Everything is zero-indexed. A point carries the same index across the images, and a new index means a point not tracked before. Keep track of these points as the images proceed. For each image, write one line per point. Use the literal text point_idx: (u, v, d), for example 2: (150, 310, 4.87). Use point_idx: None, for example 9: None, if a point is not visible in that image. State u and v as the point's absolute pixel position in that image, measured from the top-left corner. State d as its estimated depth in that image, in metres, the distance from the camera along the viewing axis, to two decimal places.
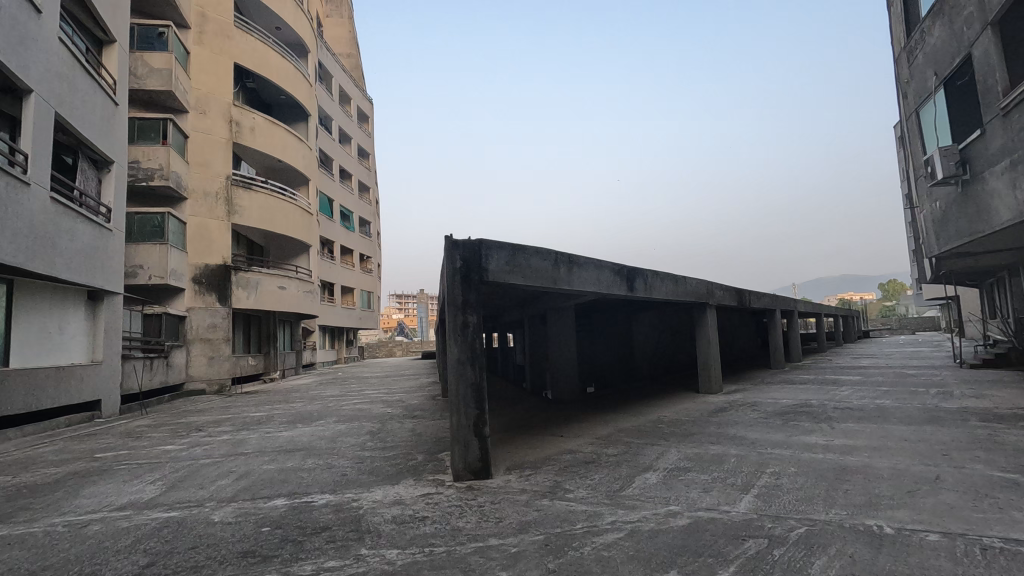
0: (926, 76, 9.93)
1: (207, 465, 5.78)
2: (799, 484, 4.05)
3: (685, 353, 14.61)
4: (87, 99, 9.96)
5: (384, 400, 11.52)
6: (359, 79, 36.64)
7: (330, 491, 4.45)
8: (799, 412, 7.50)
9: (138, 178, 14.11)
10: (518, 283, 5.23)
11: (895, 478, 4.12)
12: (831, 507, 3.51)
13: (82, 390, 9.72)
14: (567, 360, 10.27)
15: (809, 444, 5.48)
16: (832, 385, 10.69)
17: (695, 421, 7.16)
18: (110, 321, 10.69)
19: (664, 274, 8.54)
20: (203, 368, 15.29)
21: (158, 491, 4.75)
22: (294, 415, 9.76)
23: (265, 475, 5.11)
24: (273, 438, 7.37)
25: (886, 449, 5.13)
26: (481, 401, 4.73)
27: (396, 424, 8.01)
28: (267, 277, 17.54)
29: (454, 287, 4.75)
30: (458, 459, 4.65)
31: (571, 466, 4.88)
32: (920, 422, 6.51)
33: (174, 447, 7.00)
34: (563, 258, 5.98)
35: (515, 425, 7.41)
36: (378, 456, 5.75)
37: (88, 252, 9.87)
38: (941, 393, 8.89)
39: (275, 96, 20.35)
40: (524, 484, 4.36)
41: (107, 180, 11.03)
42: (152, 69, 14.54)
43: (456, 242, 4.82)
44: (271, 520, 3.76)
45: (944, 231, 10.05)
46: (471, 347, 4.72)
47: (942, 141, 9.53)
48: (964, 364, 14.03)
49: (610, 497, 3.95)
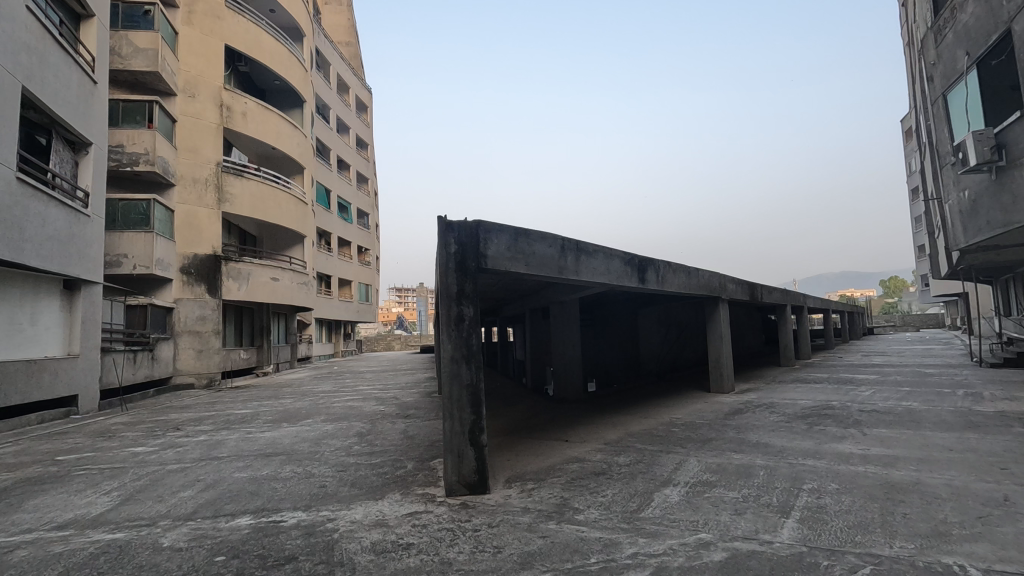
0: (957, 56, 9.29)
1: (173, 472, 5.20)
2: (849, 507, 3.47)
3: (692, 351, 14.03)
4: (61, 74, 9.34)
5: (377, 397, 10.93)
6: (358, 69, 36.03)
7: (303, 507, 3.87)
8: (823, 416, 6.94)
9: (122, 163, 13.49)
10: (521, 271, 4.65)
11: (956, 499, 3.55)
12: (893, 539, 2.94)
13: (56, 386, 9.15)
14: (569, 357, 9.66)
15: (843, 454, 4.92)
16: (849, 385, 10.05)
17: (711, 425, 6.59)
18: (88, 312, 10.13)
19: (676, 265, 7.95)
20: (191, 361, 14.73)
21: (110, 504, 4.18)
22: (280, 413, 9.17)
23: (234, 486, 4.54)
24: (254, 440, 6.79)
25: (932, 460, 4.57)
26: (478, 405, 4.16)
27: (388, 424, 7.46)
28: (259, 268, 16.93)
29: (447, 276, 4.17)
30: (451, 471, 4.06)
31: (579, 479, 4.31)
32: (958, 428, 5.96)
33: (145, 450, 6.41)
34: (570, 245, 5.42)
35: (516, 427, 6.86)
36: (363, 463, 5.18)
37: (61, 238, 9.26)
38: (971, 395, 8.28)
39: (269, 81, 19.69)
40: (527, 502, 3.79)
41: (85, 163, 10.42)
42: (137, 50, 13.88)
43: (450, 224, 4.21)
44: (229, 546, 3.19)
45: (973, 222, 9.45)
46: (467, 343, 4.15)
47: (973, 125, 8.94)
48: (982, 363, 13.45)
49: (626, 520, 3.37)
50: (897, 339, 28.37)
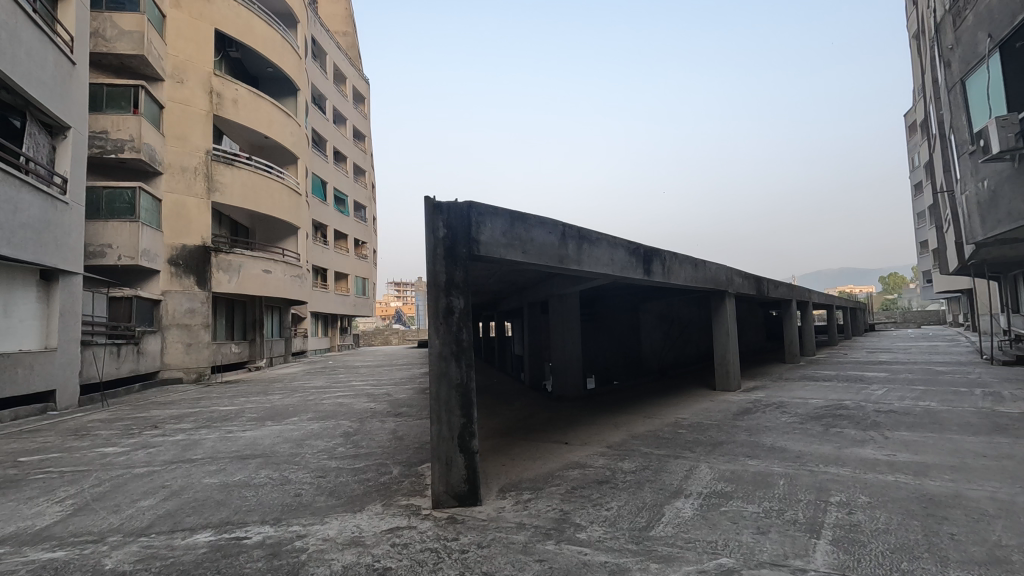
0: (978, 39, 8.84)
1: (139, 476, 4.79)
2: (887, 526, 3.06)
3: (694, 347, 13.57)
4: (34, 53, 8.85)
5: (369, 394, 10.52)
6: (355, 59, 35.41)
7: (272, 521, 3.45)
8: (837, 416, 6.56)
9: (106, 150, 13.01)
10: (517, 260, 4.23)
11: (1007, 516, 3.14)
12: (945, 567, 2.54)
13: (31, 380, 8.74)
14: (569, 351, 9.23)
15: (867, 460, 4.52)
16: (861, 384, 9.63)
17: (721, 426, 6.19)
18: (67, 304, 9.67)
19: (683, 256, 7.54)
20: (179, 356, 14.30)
21: (61, 515, 3.76)
22: (266, 410, 8.76)
23: (202, 493, 4.12)
24: (234, 439, 6.37)
25: (967, 468, 4.16)
26: (469, 407, 3.74)
27: (377, 423, 7.05)
28: (251, 260, 16.46)
29: (435, 263, 3.73)
30: (438, 480, 3.65)
31: (581, 488, 3.90)
32: (985, 431, 5.55)
33: (115, 451, 5.98)
34: (571, 231, 4.99)
35: (513, 428, 6.45)
36: (346, 467, 4.76)
37: (36, 225, 8.82)
38: (989, 395, 7.90)
39: (262, 68, 19.15)
40: (521, 516, 3.39)
41: (63, 148, 9.94)
42: (122, 32, 13.39)
43: (439, 205, 3.78)
44: (177, 571, 2.78)
45: (992, 213, 9.02)
46: (457, 338, 3.73)
47: (993, 111, 8.49)
48: (994, 361, 12.99)
49: (634, 540, 2.96)
50: (908, 339, 24.43)
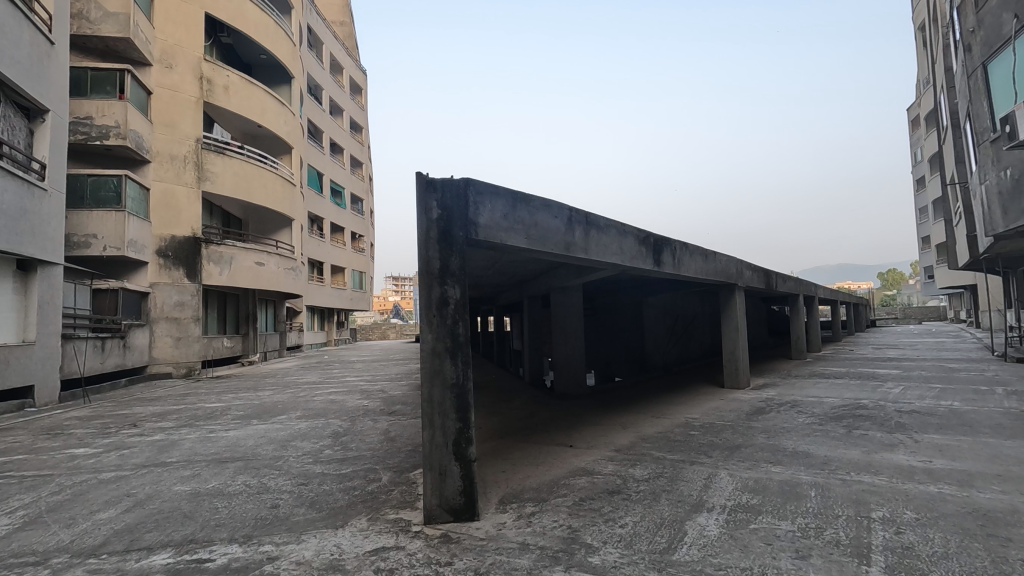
0: (1003, 20, 8.40)
1: (104, 482, 4.38)
2: (944, 549, 2.66)
3: (699, 342, 13.11)
4: (9, 31, 8.40)
5: (363, 391, 10.06)
6: (353, 50, 34.86)
7: (241, 540, 3.04)
8: (858, 417, 6.17)
9: (90, 136, 12.52)
10: (520, 245, 3.83)
11: None
12: None
13: (8, 376, 8.32)
14: (570, 347, 8.82)
15: (902, 467, 4.11)
16: (877, 381, 9.23)
17: (734, 427, 5.81)
18: (46, 296, 9.23)
19: (692, 247, 7.13)
20: (168, 349, 13.89)
21: (6, 529, 3.35)
22: (253, 408, 8.31)
23: (168, 504, 3.71)
24: (215, 440, 5.96)
25: (1014, 478, 3.77)
26: (465, 411, 3.33)
27: (368, 423, 6.64)
28: (243, 252, 16.00)
29: (427, 248, 3.33)
30: (431, 492, 3.25)
31: (589, 500, 3.49)
32: (1021, 434, 5.16)
33: (85, 452, 5.56)
34: (578, 217, 4.58)
35: (512, 429, 6.06)
36: (330, 474, 4.35)
37: (11, 213, 8.37)
38: (1012, 394, 7.52)
39: (255, 55, 18.62)
40: (524, 534, 2.99)
41: (41, 133, 9.49)
42: (107, 14, 12.89)
43: (432, 183, 3.36)
44: None
45: (1014, 203, 8.61)
46: (452, 332, 3.32)
47: (1019, 96, 8.08)
48: (1006, 357, 12.58)
49: (655, 567, 2.56)
50: (915, 338, 21.46)
